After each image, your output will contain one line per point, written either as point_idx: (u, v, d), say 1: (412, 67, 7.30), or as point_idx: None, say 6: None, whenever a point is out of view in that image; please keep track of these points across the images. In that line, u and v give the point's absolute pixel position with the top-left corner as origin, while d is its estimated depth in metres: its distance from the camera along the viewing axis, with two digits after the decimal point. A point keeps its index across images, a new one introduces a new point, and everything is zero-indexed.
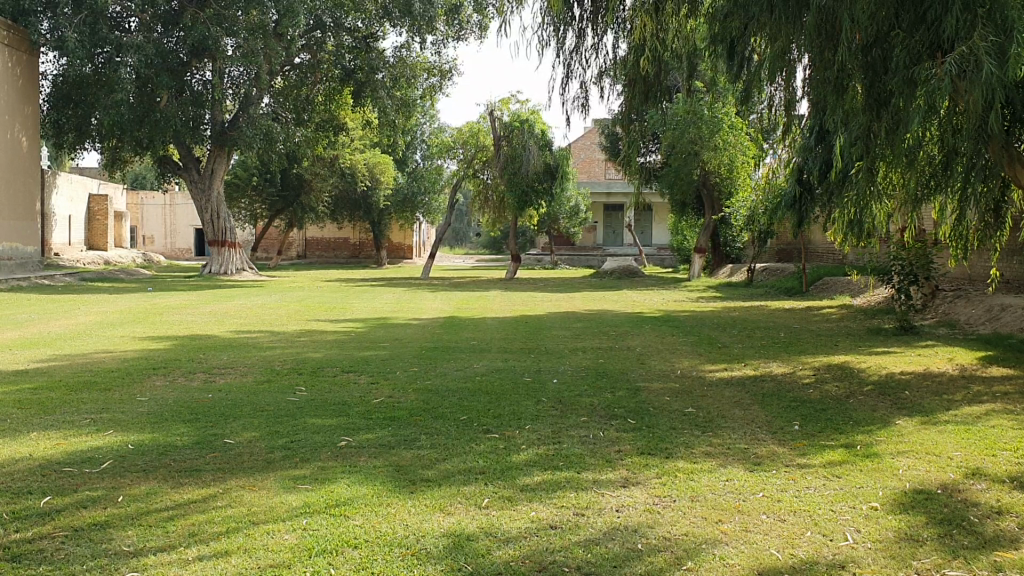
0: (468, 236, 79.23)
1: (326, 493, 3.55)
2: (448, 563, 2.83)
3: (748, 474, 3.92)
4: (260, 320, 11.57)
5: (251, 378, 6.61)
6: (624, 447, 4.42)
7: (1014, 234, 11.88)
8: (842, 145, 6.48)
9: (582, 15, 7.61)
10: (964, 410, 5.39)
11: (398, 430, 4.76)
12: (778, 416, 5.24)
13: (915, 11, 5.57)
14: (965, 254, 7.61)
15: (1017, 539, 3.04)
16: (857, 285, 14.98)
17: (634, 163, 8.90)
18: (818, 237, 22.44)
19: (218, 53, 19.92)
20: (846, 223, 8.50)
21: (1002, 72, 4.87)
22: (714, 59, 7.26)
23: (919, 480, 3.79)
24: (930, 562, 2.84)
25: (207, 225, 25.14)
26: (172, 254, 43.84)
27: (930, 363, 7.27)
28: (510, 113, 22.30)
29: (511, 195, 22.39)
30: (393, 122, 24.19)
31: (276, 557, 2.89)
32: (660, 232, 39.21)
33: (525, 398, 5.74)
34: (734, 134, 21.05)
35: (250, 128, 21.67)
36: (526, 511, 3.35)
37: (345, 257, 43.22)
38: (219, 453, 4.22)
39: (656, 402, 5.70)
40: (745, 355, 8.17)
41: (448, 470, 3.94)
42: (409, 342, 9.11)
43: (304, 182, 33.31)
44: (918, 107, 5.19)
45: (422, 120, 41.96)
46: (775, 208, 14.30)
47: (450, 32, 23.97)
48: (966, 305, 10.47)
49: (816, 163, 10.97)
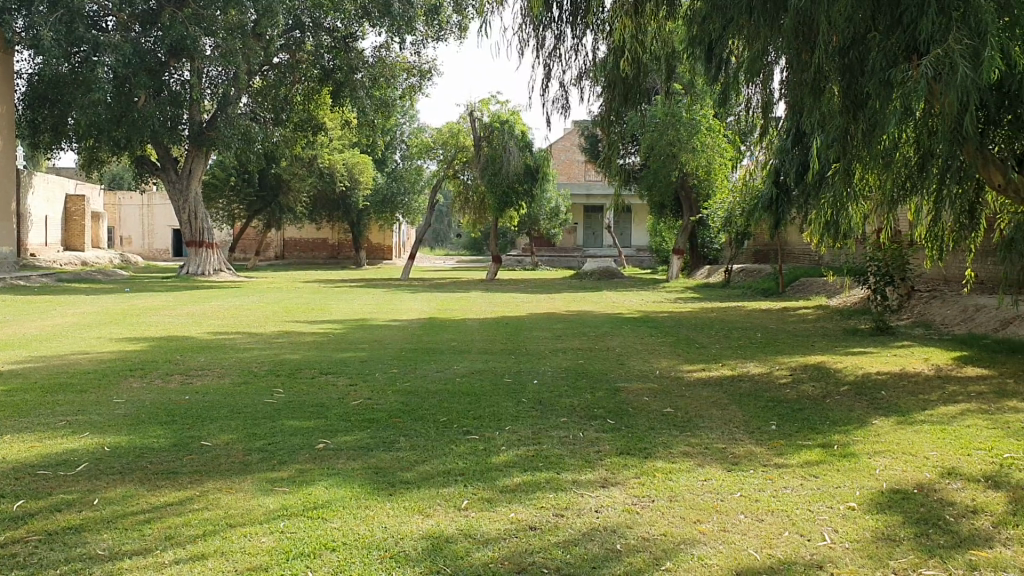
0: (449, 237, 80.05)
1: (304, 497, 3.52)
2: (427, 566, 2.82)
3: (726, 474, 3.94)
4: (238, 321, 11.60)
5: (229, 379, 6.62)
6: (603, 448, 4.41)
7: (989, 235, 12.04)
8: (819, 147, 6.47)
9: (561, 17, 7.60)
10: (940, 409, 5.43)
11: (377, 433, 4.72)
12: (755, 416, 5.26)
13: (891, 13, 5.62)
14: (940, 254, 7.61)
15: (993, 538, 3.06)
16: (833, 286, 15.12)
17: (612, 168, 8.91)
18: (795, 239, 22.69)
19: (196, 53, 19.83)
20: (822, 225, 8.51)
21: (978, 75, 4.91)
22: (691, 61, 7.29)
23: (895, 479, 3.82)
24: (907, 562, 2.85)
25: (186, 225, 24.95)
26: (150, 255, 43.60)
27: (905, 364, 7.32)
28: (490, 113, 22.20)
29: (491, 196, 22.38)
30: (372, 122, 24.21)
31: (253, 560, 2.87)
32: (640, 235, 39.51)
33: (504, 400, 5.72)
34: (712, 136, 21.16)
35: (228, 129, 21.62)
36: (506, 512, 3.34)
37: (324, 258, 43.16)
38: (195, 456, 4.19)
39: (636, 403, 5.69)
40: (722, 355, 8.19)
41: (426, 472, 3.92)
42: (389, 342, 9.15)
43: (282, 183, 33.21)
44: (895, 110, 5.23)
45: (402, 120, 42.00)
46: (753, 210, 14.36)
47: (429, 32, 23.86)
48: (941, 306, 10.57)
49: (793, 165, 10.99)
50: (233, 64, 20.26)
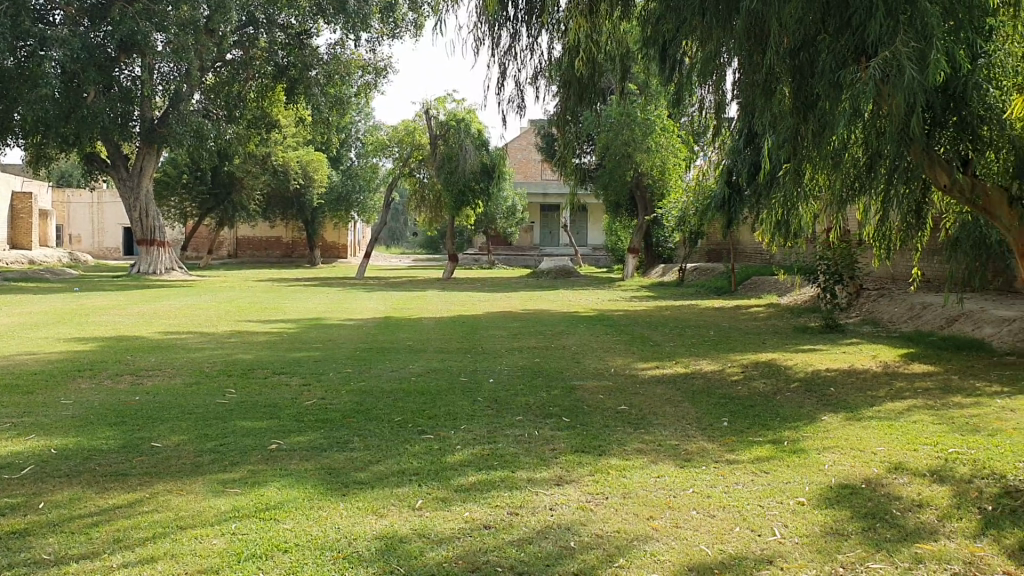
0: (405, 236, 79.83)
1: (257, 498, 3.49)
2: (380, 566, 2.80)
3: (679, 470, 3.97)
4: (190, 320, 11.45)
5: (180, 379, 6.53)
6: (558, 446, 4.43)
7: (934, 234, 12.30)
8: (770, 147, 6.55)
9: (516, 15, 7.59)
10: (888, 405, 5.54)
11: (330, 433, 4.70)
12: (708, 413, 5.31)
13: (841, 15, 5.71)
14: (887, 253, 7.76)
15: (937, 531, 3.13)
16: (784, 285, 15.35)
17: (567, 167, 8.94)
18: (748, 238, 22.99)
19: (148, 48, 19.53)
20: (774, 224, 8.63)
21: (924, 77, 5.01)
22: (646, 61, 7.33)
23: (843, 474, 3.89)
24: (854, 556, 2.90)
25: (137, 223, 24.55)
26: (100, 254, 42.86)
27: (854, 360, 7.45)
28: (446, 112, 22.16)
29: (448, 195, 22.34)
30: (327, 120, 24.06)
31: (204, 562, 2.83)
32: (596, 234, 39.73)
33: (460, 399, 5.72)
34: (666, 136, 21.33)
35: (180, 126, 21.31)
36: (460, 512, 3.33)
37: (278, 256, 42.80)
38: (146, 457, 4.13)
39: (591, 401, 5.72)
40: (676, 352, 8.26)
41: (380, 472, 3.90)
42: (344, 341, 9.10)
43: (235, 180, 32.81)
44: (844, 111, 5.32)
45: (357, 117, 41.76)
46: (706, 209, 14.51)
47: (385, 30, 23.74)
48: (888, 304, 10.78)
49: (745, 165, 11.12)
50: (186, 60, 20.00)
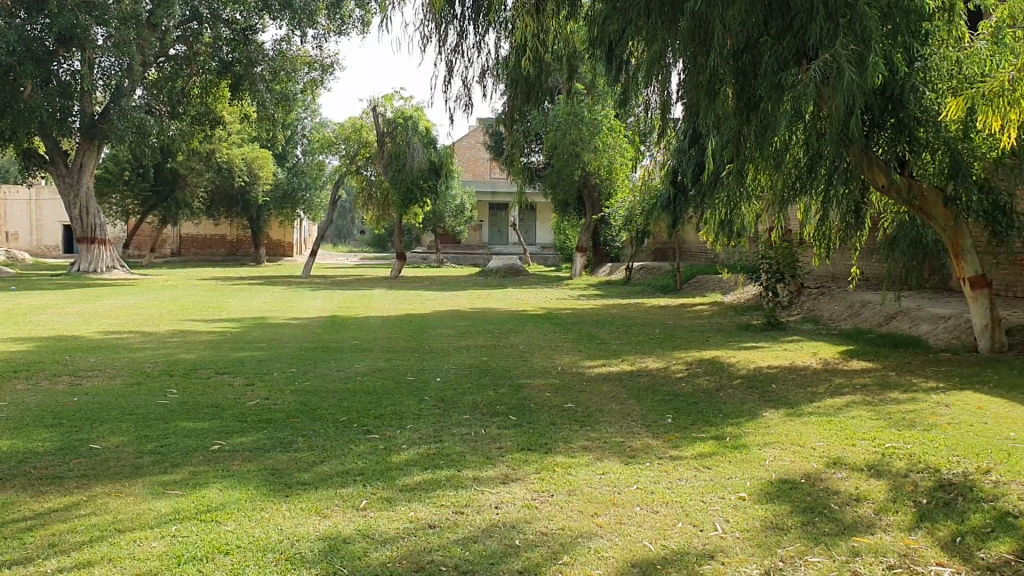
0: (352, 233, 79.31)
1: (197, 500, 3.43)
2: (323, 567, 2.78)
3: (623, 467, 4.00)
4: (131, 319, 11.23)
5: (119, 380, 6.40)
6: (505, 444, 4.43)
7: (873, 234, 12.56)
8: (714, 147, 6.63)
9: (463, 14, 7.57)
10: (827, 401, 5.64)
11: (274, 433, 4.65)
12: (652, 410, 5.36)
13: (783, 18, 5.80)
14: (827, 253, 7.91)
15: (874, 525, 3.20)
16: (728, 283, 15.57)
17: (515, 166, 8.95)
18: (693, 237, 23.26)
19: (87, 42, 19.08)
20: (718, 224, 8.75)
21: (863, 79, 5.13)
22: (592, 61, 7.37)
23: (783, 469, 3.95)
24: (793, 550, 2.95)
25: (77, 220, 24.01)
26: (38, 252, 41.86)
27: (795, 358, 7.58)
28: (393, 109, 21.95)
29: (396, 192, 22.25)
30: (273, 116, 23.80)
31: (143, 566, 2.78)
32: (545, 233, 39.86)
33: (406, 398, 5.69)
34: (614, 136, 21.46)
35: (122, 122, 20.86)
36: (405, 511, 3.31)
37: (222, 254, 42.26)
38: (83, 459, 4.04)
39: (537, 399, 5.73)
40: (622, 350, 8.33)
41: (324, 472, 3.87)
42: (290, 340, 9.01)
43: (178, 177, 32.26)
44: (786, 112, 5.41)
45: (303, 114, 41.32)
46: (652, 209, 14.65)
47: (331, 26, 23.19)
48: (828, 302, 10.99)
49: (690, 166, 11.25)
50: (127, 55, 19.58)
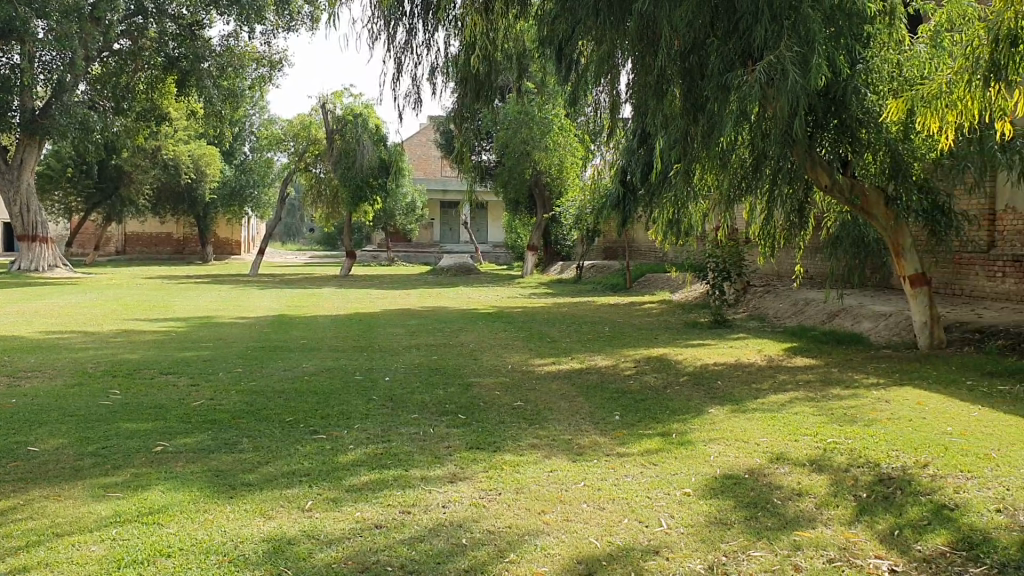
0: (302, 231, 78.59)
1: (139, 502, 3.38)
2: (267, 569, 2.75)
3: (570, 464, 4.02)
4: (73, 319, 10.98)
5: (59, 381, 6.25)
6: (453, 443, 4.42)
7: (816, 233, 12.78)
8: (662, 147, 6.69)
9: (412, 11, 7.54)
10: (771, 397, 5.73)
11: (219, 433, 4.59)
12: (600, 408, 5.39)
13: (729, 20, 5.88)
14: (772, 252, 8.04)
15: (815, 519, 3.25)
16: (676, 281, 15.72)
17: (464, 163, 8.93)
18: (642, 236, 23.45)
19: (27, 35, 18.64)
20: (666, 223, 8.83)
21: (805, 80, 5.23)
22: (542, 60, 7.38)
23: (728, 465, 4.00)
24: (736, 544, 2.99)
25: (16, 218, 23.44)
26: None
27: (741, 355, 7.68)
28: (343, 106, 21.84)
29: (346, 190, 22.10)
30: (220, 113, 23.49)
31: (82, 570, 2.73)
32: (496, 231, 39.88)
33: (354, 397, 5.65)
34: (564, 135, 21.53)
35: (64, 117, 20.42)
36: (351, 512, 3.29)
37: (168, 253, 41.60)
38: (20, 462, 3.95)
39: (486, 397, 5.73)
40: (571, 348, 8.36)
41: (270, 473, 3.83)
42: (237, 340, 8.90)
43: (123, 174, 31.66)
44: (732, 112, 5.49)
45: (251, 111, 40.79)
46: (601, 208, 14.72)
47: (280, 22, 22.87)
48: (773, 300, 11.14)
49: (638, 166, 11.33)
50: (69, 48, 19.16)
